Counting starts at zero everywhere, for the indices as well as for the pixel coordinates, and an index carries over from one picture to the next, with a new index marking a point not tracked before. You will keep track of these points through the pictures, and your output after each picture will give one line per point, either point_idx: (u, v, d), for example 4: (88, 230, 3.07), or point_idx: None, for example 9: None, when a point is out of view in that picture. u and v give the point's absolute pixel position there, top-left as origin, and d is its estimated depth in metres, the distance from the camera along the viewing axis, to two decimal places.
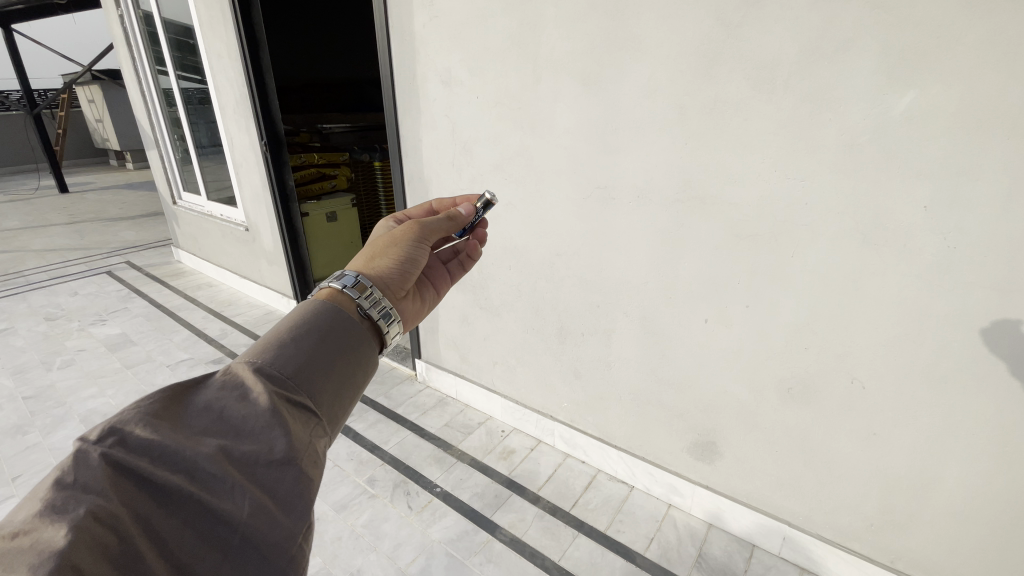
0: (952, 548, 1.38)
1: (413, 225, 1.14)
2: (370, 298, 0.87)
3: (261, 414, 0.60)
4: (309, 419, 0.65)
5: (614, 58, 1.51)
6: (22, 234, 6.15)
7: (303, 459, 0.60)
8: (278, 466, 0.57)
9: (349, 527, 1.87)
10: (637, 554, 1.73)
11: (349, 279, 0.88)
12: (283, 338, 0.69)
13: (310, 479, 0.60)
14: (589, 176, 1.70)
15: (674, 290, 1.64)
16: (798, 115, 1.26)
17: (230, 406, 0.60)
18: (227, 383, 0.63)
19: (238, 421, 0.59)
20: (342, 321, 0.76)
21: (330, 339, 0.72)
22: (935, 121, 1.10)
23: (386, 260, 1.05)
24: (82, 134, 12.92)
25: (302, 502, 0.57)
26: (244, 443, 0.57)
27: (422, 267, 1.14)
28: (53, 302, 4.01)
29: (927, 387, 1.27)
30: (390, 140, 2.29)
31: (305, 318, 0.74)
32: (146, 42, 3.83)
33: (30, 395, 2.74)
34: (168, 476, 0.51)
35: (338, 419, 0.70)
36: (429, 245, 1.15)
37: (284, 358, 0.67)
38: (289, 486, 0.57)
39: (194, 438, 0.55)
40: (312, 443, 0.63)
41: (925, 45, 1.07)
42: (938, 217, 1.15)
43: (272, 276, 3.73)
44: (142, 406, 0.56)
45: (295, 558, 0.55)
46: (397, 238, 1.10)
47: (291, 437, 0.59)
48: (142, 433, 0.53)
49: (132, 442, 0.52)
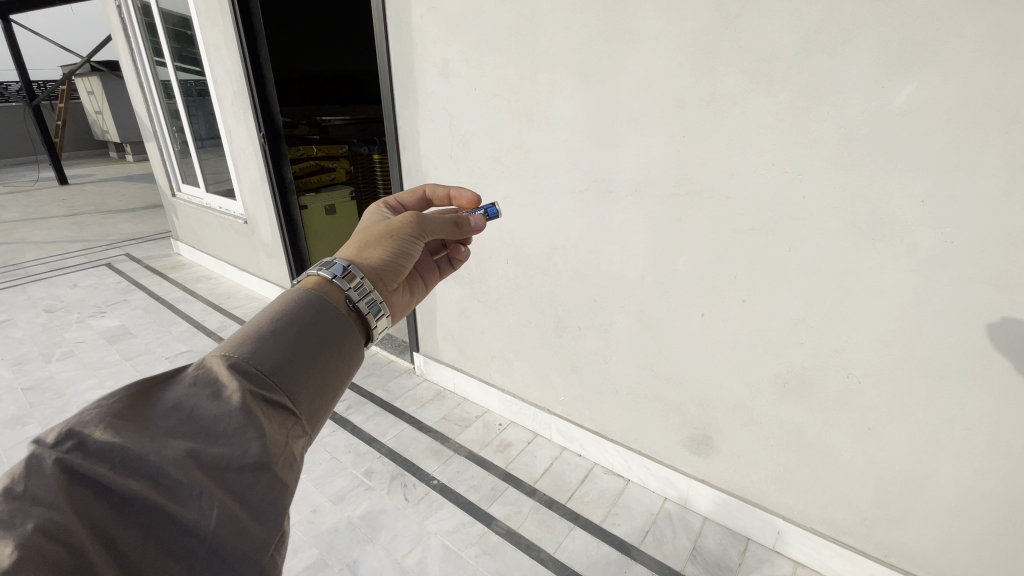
0: (946, 543, 1.38)
1: (412, 217, 1.12)
2: (359, 289, 0.88)
3: (233, 414, 0.59)
4: (286, 419, 0.65)
5: (613, 49, 1.50)
6: (22, 225, 6.15)
7: (277, 463, 0.60)
8: (250, 471, 0.57)
9: (345, 518, 1.88)
10: (633, 547, 1.73)
11: (339, 268, 0.88)
12: (263, 331, 0.69)
13: (283, 486, 0.59)
14: (587, 169, 1.69)
15: (670, 283, 1.64)
16: (796, 108, 1.25)
17: (201, 404, 0.60)
18: (200, 379, 0.63)
19: (209, 422, 0.59)
20: (327, 313, 0.76)
21: (312, 334, 0.72)
22: (932, 115, 1.10)
23: (378, 252, 1.05)
24: (82, 127, 12.90)
25: (275, 511, 0.57)
26: (215, 446, 0.57)
27: (414, 260, 1.14)
28: (53, 294, 4.02)
29: (923, 382, 1.27)
30: (389, 132, 2.28)
31: (288, 310, 0.74)
32: (144, 33, 3.80)
33: (30, 386, 2.75)
34: (129, 483, 0.51)
35: (318, 416, 0.71)
36: (425, 241, 1.15)
37: (261, 353, 0.67)
38: (259, 493, 0.57)
39: (160, 441, 0.55)
40: (287, 445, 0.63)
41: (925, 39, 1.06)
42: (935, 211, 1.15)
43: (271, 269, 3.73)
44: (105, 407, 0.57)
45: (266, 567, 0.55)
46: (394, 229, 1.09)
47: (265, 439, 0.59)
48: (102, 437, 0.53)
49: (91, 446, 0.52)
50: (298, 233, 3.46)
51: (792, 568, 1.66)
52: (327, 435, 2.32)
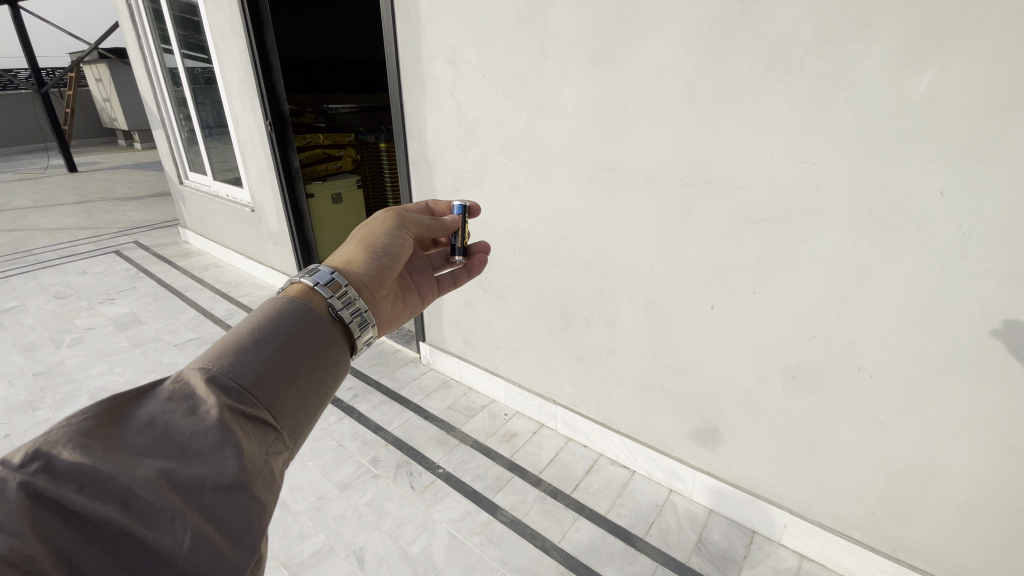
0: (954, 539, 1.37)
1: (392, 217, 1.17)
2: (343, 297, 0.90)
3: (209, 431, 0.59)
4: (266, 433, 0.65)
5: (624, 34, 1.47)
6: (32, 213, 6.20)
7: (254, 483, 0.59)
8: (226, 490, 0.57)
9: (352, 505, 1.90)
10: (638, 539, 1.73)
11: (323, 276, 0.90)
12: (244, 343, 0.70)
13: (260, 506, 0.59)
14: (595, 158, 1.67)
15: (680, 274, 1.62)
16: (812, 96, 1.22)
17: (177, 420, 0.60)
18: (177, 393, 0.63)
19: (184, 439, 0.58)
20: (310, 323, 0.78)
21: (294, 344, 0.73)
22: (953, 104, 1.06)
23: (362, 256, 1.08)
24: (91, 114, 12.96)
25: (251, 532, 0.57)
26: (190, 465, 0.57)
27: (402, 260, 1.16)
28: (62, 281, 4.05)
29: (936, 376, 1.25)
30: (395, 120, 2.27)
31: (270, 321, 0.75)
32: (150, 19, 3.78)
33: (40, 371, 2.78)
34: (98, 506, 0.50)
35: (300, 429, 0.71)
36: (409, 238, 1.18)
37: (241, 366, 0.67)
38: (235, 514, 0.57)
39: (131, 460, 0.55)
40: (267, 464, 0.62)
41: (947, 24, 1.03)
42: (954, 202, 1.12)
43: (278, 257, 3.74)
44: (75, 425, 0.56)
45: None
46: (376, 231, 1.13)
47: (243, 457, 0.59)
48: (70, 458, 0.52)
49: (58, 467, 0.52)
50: (305, 221, 3.46)
51: (797, 561, 1.65)
52: (333, 423, 2.33)
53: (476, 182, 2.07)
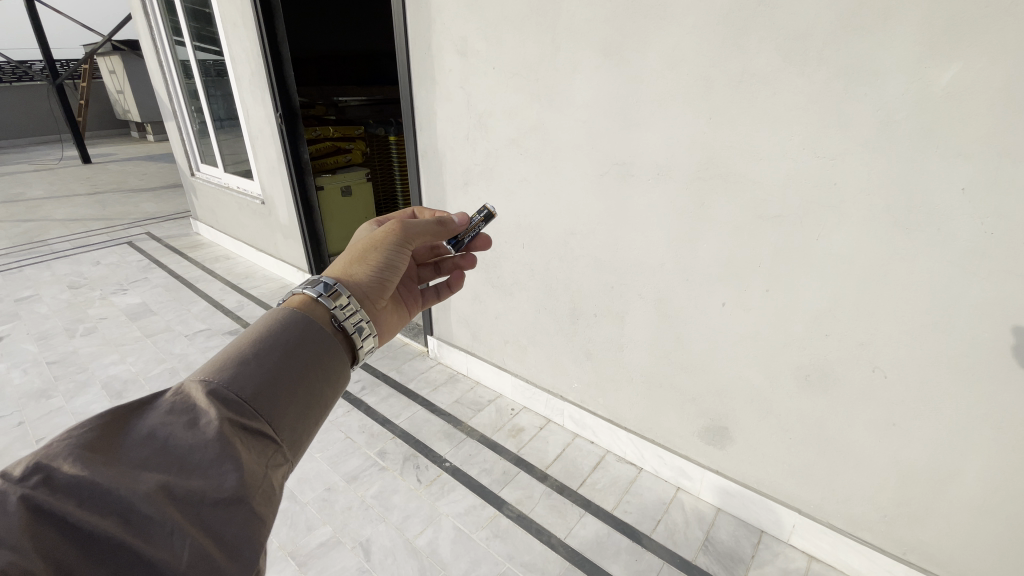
0: (967, 543, 1.35)
1: (395, 227, 1.15)
2: (345, 307, 0.89)
3: (209, 445, 0.59)
4: (267, 447, 0.65)
5: (637, 26, 1.45)
6: (46, 203, 6.28)
7: (254, 497, 0.60)
8: (225, 505, 0.57)
9: (359, 497, 1.91)
10: (645, 536, 1.72)
11: (325, 286, 0.89)
12: (245, 354, 0.69)
13: (259, 520, 0.60)
14: (607, 152, 1.65)
15: (691, 271, 1.60)
16: (831, 89, 1.19)
17: (177, 433, 0.60)
18: (177, 405, 0.63)
19: (184, 453, 0.58)
20: (312, 334, 0.77)
21: (295, 355, 0.73)
22: (980, 96, 1.03)
23: (364, 268, 1.07)
24: (104, 106, 13.10)
25: (249, 547, 0.58)
26: (189, 479, 0.57)
27: (401, 270, 1.16)
28: (76, 271, 4.11)
29: (953, 378, 1.23)
30: (404, 113, 2.26)
31: (272, 331, 0.74)
32: (162, 12, 3.80)
33: (53, 360, 2.82)
34: (98, 521, 0.50)
35: (301, 441, 0.71)
36: (411, 249, 1.17)
37: (241, 379, 0.67)
38: (234, 529, 0.57)
39: (131, 474, 0.55)
40: (267, 477, 0.63)
41: (972, 15, 1.00)
42: (977, 201, 1.09)
43: (287, 250, 3.76)
44: (74, 438, 0.56)
45: None
46: (379, 241, 1.12)
47: (243, 471, 0.59)
48: (70, 471, 0.52)
49: (58, 481, 0.51)
50: (315, 214, 3.46)
51: (805, 562, 1.63)
52: (342, 416, 2.34)
53: (485, 176, 2.06)
